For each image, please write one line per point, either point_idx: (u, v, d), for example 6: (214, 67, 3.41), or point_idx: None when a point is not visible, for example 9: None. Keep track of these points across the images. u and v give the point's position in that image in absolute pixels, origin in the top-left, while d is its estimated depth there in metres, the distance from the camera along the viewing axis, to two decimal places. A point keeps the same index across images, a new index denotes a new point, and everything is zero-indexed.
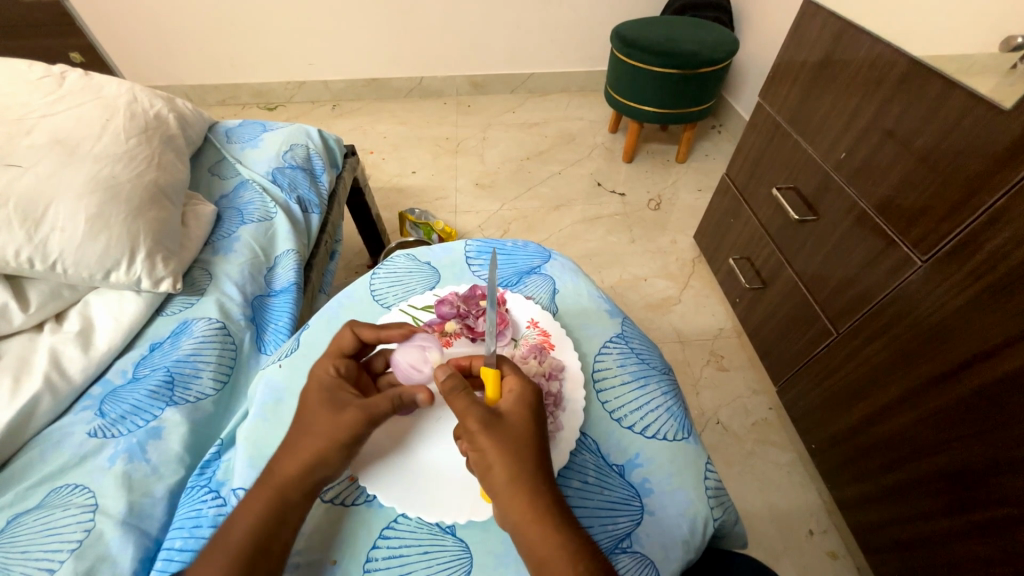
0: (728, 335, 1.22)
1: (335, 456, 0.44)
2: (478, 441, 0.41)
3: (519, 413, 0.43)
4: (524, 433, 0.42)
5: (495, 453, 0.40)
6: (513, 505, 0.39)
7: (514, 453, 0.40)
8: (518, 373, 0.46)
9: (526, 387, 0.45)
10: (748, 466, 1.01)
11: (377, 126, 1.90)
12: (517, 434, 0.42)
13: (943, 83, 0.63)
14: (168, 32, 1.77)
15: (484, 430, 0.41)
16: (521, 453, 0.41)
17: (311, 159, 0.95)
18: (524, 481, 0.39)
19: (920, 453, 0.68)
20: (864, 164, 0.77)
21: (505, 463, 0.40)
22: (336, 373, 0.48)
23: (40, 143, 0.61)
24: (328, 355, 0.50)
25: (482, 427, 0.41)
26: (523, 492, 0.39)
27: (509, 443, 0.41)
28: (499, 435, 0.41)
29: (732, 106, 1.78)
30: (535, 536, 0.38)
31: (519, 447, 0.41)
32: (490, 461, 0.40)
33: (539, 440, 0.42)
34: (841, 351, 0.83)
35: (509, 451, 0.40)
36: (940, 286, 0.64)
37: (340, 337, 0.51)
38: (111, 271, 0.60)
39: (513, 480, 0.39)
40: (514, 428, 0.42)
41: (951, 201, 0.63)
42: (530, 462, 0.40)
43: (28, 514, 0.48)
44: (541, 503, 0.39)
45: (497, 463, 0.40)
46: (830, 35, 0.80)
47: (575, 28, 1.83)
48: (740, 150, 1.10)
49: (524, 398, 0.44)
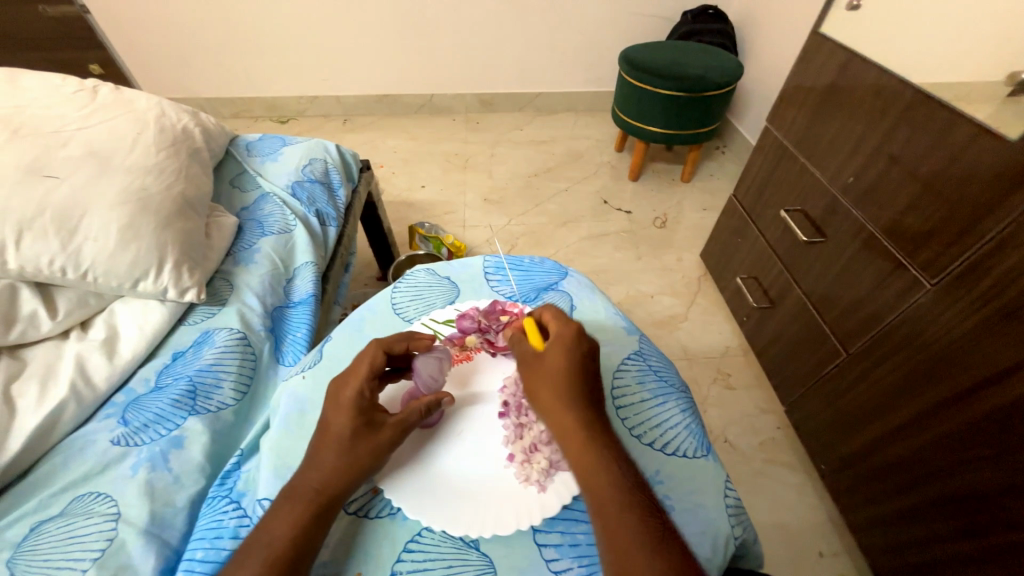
0: (735, 353, 1.23)
1: (348, 457, 0.44)
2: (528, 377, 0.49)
3: (556, 350, 0.48)
4: (574, 373, 0.47)
5: (546, 391, 0.47)
6: (556, 425, 0.46)
7: (555, 382, 0.47)
8: (562, 318, 0.51)
9: (563, 331, 0.50)
10: (756, 485, 1.01)
11: (387, 141, 1.94)
12: (566, 374, 0.47)
13: (948, 113, 0.66)
14: (185, 47, 1.82)
15: (533, 372, 0.49)
16: (559, 384, 0.47)
17: (329, 173, 0.97)
18: (571, 414, 0.45)
19: (934, 475, 0.69)
20: (870, 189, 0.79)
21: (555, 398, 0.46)
22: (369, 396, 0.48)
23: (75, 154, 0.63)
24: (359, 380, 0.48)
25: (531, 370, 0.49)
26: (571, 424, 0.45)
27: (548, 376, 0.47)
28: (548, 375, 0.47)
29: (735, 128, 1.82)
30: (574, 452, 0.44)
31: (568, 386, 0.46)
32: (535, 391, 0.48)
33: (577, 373, 0.47)
34: (852, 372, 0.83)
35: (549, 384, 0.47)
36: (949, 309, 0.66)
37: (370, 358, 0.49)
38: (139, 281, 0.61)
39: (555, 406, 0.46)
40: (564, 367, 0.47)
41: (958, 227, 0.65)
42: (568, 392, 0.46)
43: (50, 522, 0.48)
44: (576, 421, 0.45)
45: (549, 398, 0.47)
46: (836, 64, 0.83)
47: (583, 50, 1.88)
48: (747, 173, 1.13)
49: (569, 342, 0.49)
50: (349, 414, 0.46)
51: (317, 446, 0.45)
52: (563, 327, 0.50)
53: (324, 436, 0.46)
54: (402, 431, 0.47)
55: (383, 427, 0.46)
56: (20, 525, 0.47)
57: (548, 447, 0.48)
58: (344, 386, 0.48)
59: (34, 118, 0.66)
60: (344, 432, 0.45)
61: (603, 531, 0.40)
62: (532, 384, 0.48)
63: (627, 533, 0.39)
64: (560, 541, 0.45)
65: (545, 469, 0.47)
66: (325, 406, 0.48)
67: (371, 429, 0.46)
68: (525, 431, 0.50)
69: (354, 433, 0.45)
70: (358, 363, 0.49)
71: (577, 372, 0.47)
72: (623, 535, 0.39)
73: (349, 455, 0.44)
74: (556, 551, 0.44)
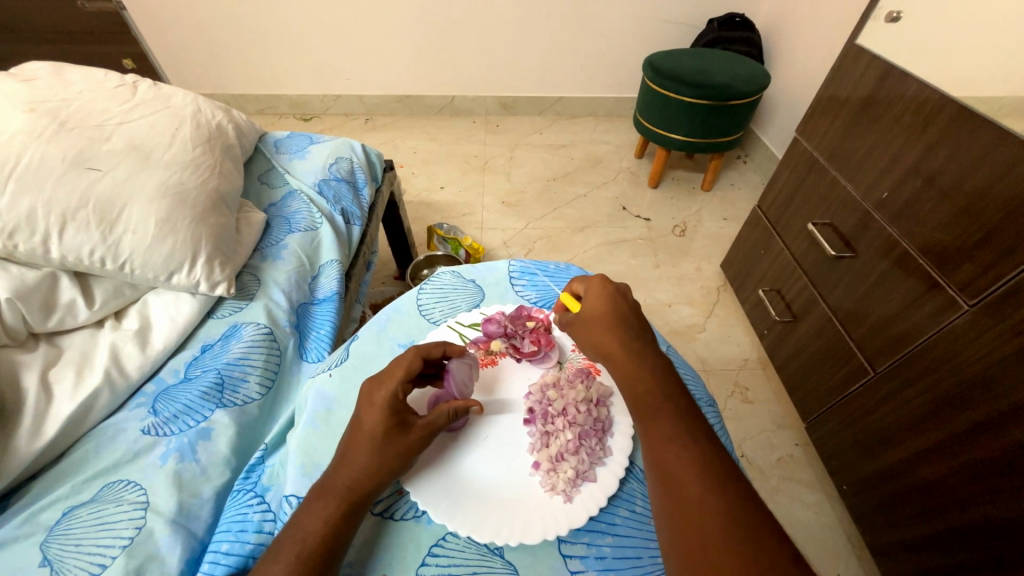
0: (753, 366, 1.21)
1: (378, 457, 0.45)
2: (574, 325, 0.55)
3: (597, 297, 0.55)
4: (627, 330, 0.52)
5: (609, 347, 0.51)
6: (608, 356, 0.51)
7: (600, 322, 0.53)
8: (588, 278, 0.58)
9: (592, 283, 0.56)
10: (773, 502, 0.99)
11: (408, 141, 1.95)
12: (618, 329, 0.52)
13: (993, 130, 0.64)
14: (215, 43, 1.85)
15: (587, 330, 0.53)
16: (604, 322, 0.53)
17: (355, 172, 0.98)
18: (632, 367, 0.49)
19: (964, 503, 0.67)
20: (907, 206, 0.77)
21: (615, 353, 0.50)
22: (401, 398, 0.48)
23: (118, 148, 0.64)
24: (394, 383, 0.48)
25: (585, 330, 0.53)
26: (633, 376, 0.49)
27: (594, 318, 0.53)
28: (604, 331, 0.52)
29: (758, 138, 1.80)
30: (624, 374, 0.49)
31: (625, 339, 0.51)
32: (585, 333, 0.53)
33: (617, 312, 0.53)
34: (878, 392, 0.81)
35: (596, 325, 0.53)
36: (987, 332, 0.64)
37: (407, 362, 0.49)
38: (174, 273, 0.62)
39: (604, 341, 0.52)
40: (617, 326, 0.52)
41: (1001, 248, 0.63)
42: (613, 329, 0.52)
43: (82, 507, 0.49)
44: (622, 349, 0.50)
45: (611, 353, 0.51)
46: (874, 76, 0.81)
47: (606, 55, 1.87)
48: (773, 184, 1.11)
49: (613, 301, 0.54)
50: (382, 414, 0.46)
51: (348, 444, 0.46)
52: (589, 283, 0.56)
53: (357, 435, 0.46)
54: (431, 433, 0.47)
55: (412, 429, 0.47)
56: (53, 509, 0.48)
57: (574, 457, 0.48)
58: (377, 388, 0.48)
59: (79, 111, 0.67)
60: (377, 431, 0.45)
61: (663, 471, 0.42)
62: (589, 343, 0.53)
63: (689, 473, 0.41)
64: (585, 552, 0.45)
65: (571, 479, 0.47)
66: (358, 406, 0.48)
67: (402, 431, 0.46)
68: (552, 439, 0.49)
69: (384, 434, 0.45)
70: (393, 365, 0.49)
71: (616, 310, 0.53)
72: (682, 469, 0.42)
73: (379, 456, 0.45)
74: (581, 562, 0.44)
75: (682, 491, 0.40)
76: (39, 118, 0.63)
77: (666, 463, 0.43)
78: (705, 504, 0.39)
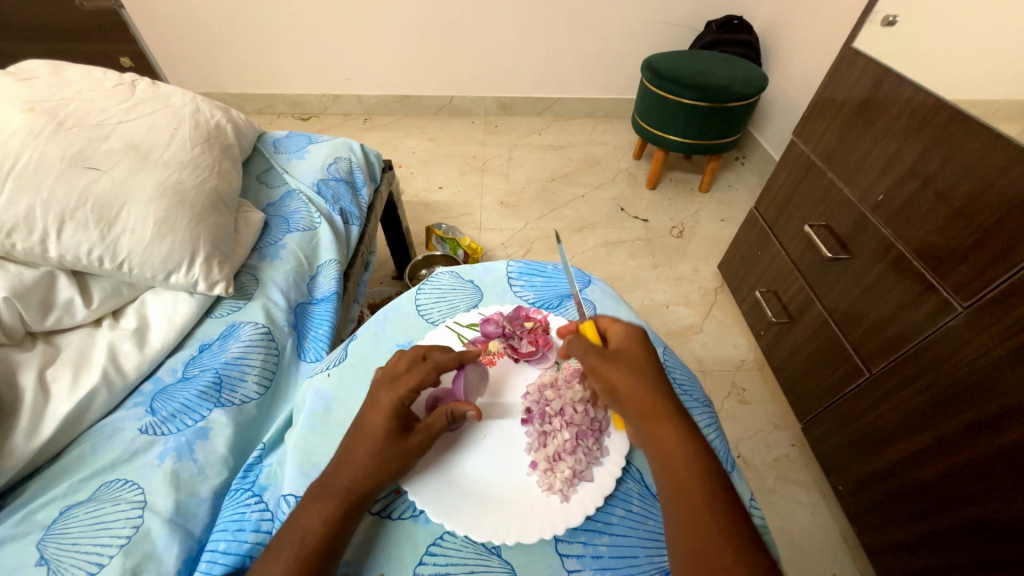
0: (750, 367, 1.22)
1: (378, 459, 0.45)
2: (601, 370, 0.49)
3: (626, 344, 0.52)
4: (656, 377, 0.49)
5: (651, 413, 0.46)
6: (631, 396, 0.48)
7: (627, 362, 0.50)
8: (617, 321, 0.55)
9: (625, 328, 0.54)
10: (769, 502, 0.99)
11: (406, 141, 1.95)
12: (648, 374, 0.49)
13: (987, 134, 0.64)
14: (213, 43, 1.85)
15: (613, 373, 0.49)
16: (632, 363, 0.49)
17: (353, 172, 0.98)
18: (652, 408, 0.47)
19: (957, 503, 0.67)
20: (902, 209, 0.78)
21: (644, 396, 0.47)
22: (406, 403, 0.48)
23: (117, 147, 0.64)
24: (400, 389, 0.48)
25: (625, 371, 0.49)
26: (658, 421, 0.46)
27: (623, 362, 0.49)
28: (632, 374, 0.49)
29: (756, 139, 1.81)
30: (642, 414, 0.47)
31: (648, 382, 0.48)
32: (610, 375, 0.49)
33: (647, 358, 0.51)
34: (873, 393, 0.82)
35: (624, 366, 0.49)
36: (982, 334, 0.64)
37: (422, 373, 0.49)
38: (172, 273, 0.62)
39: (630, 378, 0.48)
40: (646, 371, 0.49)
41: (994, 251, 0.63)
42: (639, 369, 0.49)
43: (79, 506, 0.49)
44: (646, 390, 0.48)
45: (634, 403, 0.47)
46: (870, 80, 0.82)
47: (604, 56, 1.87)
48: (770, 185, 1.12)
49: (642, 347, 0.52)
50: (386, 415, 0.46)
51: (350, 445, 0.46)
52: (619, 328, 0.54)
53: (359, 434, 0.46)
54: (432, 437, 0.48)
55: (414, 433, 0.47)
56: (50, 508, 0.48)
57: (571, 456, 0.48)
58: (384, 391, 0.48)
59: (77, 110, 0.67)
60: (379, 434, 0.46)
61: (693, 537, 0.39)
62: (614, 383, 0.48)
63: (714, 524, 0.39)
64: (582, 551, 0.45)
65: (568, 479, 0.48)
66: (364, 406, 0.48)
67: (404, 436, 0.46)
68: (549, 439, 0.50)
69: (383, 440, 0.45)
70: (403, 371, 0.50)
71: (643, 354, 0.51)
72: (700, 511, 0.40)
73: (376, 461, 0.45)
74: (578, 561, 0.44)
75: (707, 541, 0.39)
76: (37, 117, 0.62)
77: (708, 558, 0.38)
78: (733, 558, 0.37)
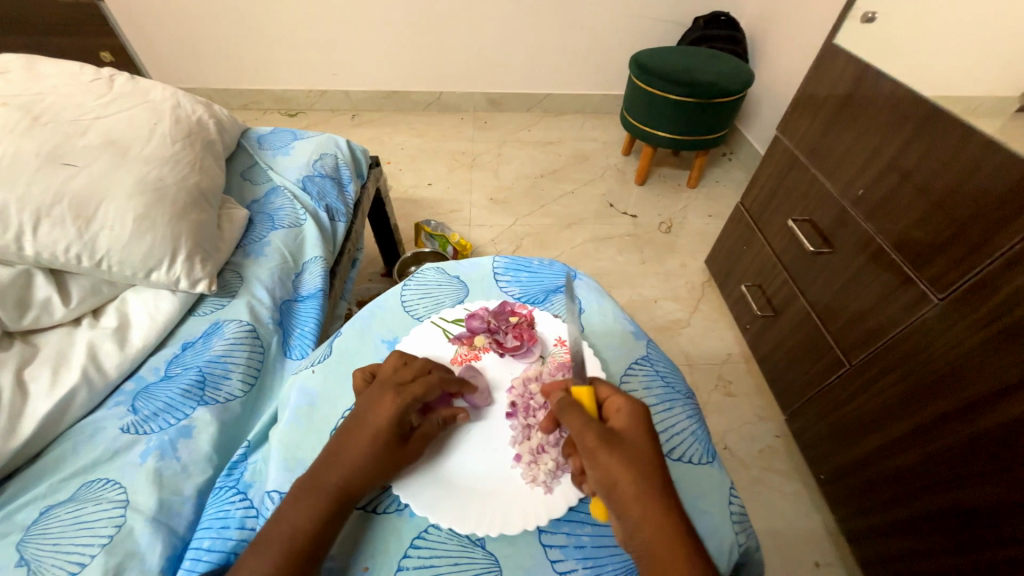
0: (736, 360, 1.23)
1: (375, 458, 0.45)
2: (598, 458, 0.43)
3: (630, 426, 0.45)
4: (660, 472, 0.43)
5: (653, 521, 0.40)
6: (629, 493, 0.41)
7: (629, 451, 0.43)
8: (619, 391, 0.48)
9: (630, 402, 0.47)
10: (753, 492, 1.01)
11: (394, 137, 1.94)
12: (651, 467, 0.43)
13: (963, 129, 0.66)
14: (196, 37, 1.82)
15: (612, 463, 0.42)
16: (634, 452, 0.43)
17: (339, 168, 0.98)
18: (651, 511, 0.41)
19: (931, 490, 0.69)
20: (881, 202, 0.79)
21: (645, 495, 0.41)
22: (410, 408, 0.48)
23: (94, 143, 0.63)
24: (406, 396, 0.47)
25: (629, 464, 0.42)
26: (655, 528, 0.40)
27: (625, 451, 0.43)
28: (634, 468, 0.42)
29: (743, 135, 1.82)
30: (640, 516, 0.41)
31: (650, 478, 0.42)
32: (608, 466, 0.42)
33: (651, 446, 0.44)
34: (853, 383, 0.84)
35: (625, 457, 0.42)
36: (956, 325, 0.66)
37: (429, 383, 0.49)
38: (153, 271, 0.62)
39: (630, 472, 0.42)
40: (648, 465, 0.43)
41: (969, 243, 0.65)
42: (641, 460, 0.43)
43: (59, 506, 0.48)
44: (647, 488, 0.41)
45: (631, 502, 0.41)
46: (851, 76, 0.83)
47: (593, 52, 1.88)
48: (755, 181, 1.13)
49: (646, 431, 0.45)
50: (389, 418, 0.46)
51: (344, 442, 0.46)
52: (622, 403, 0.47)
53: (355, 430, 0.46)
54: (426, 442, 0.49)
55: (411, 440, 0.48)
56: (29, 509, 0.48)
57: (554, 448, 0.50)
58: (389, 396, 0.47)
59: (53, 105, 0.66)
60: (381, 435, 0.46)
61: None
62: (612, 475, 0.42)
63: None
64: (565, 542, 0.45)
65: (552, 470, 0.48)
66: (364, 403, 0.48)
67: (402, 443, 0.47)
68: (532, 432, 0.50)
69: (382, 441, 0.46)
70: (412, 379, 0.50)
71: (648, 440, 0.45)
72: None
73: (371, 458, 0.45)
74: (561, 551, 0.45)
75: None
76: (11, 113, 0.61)
77: None
78: None
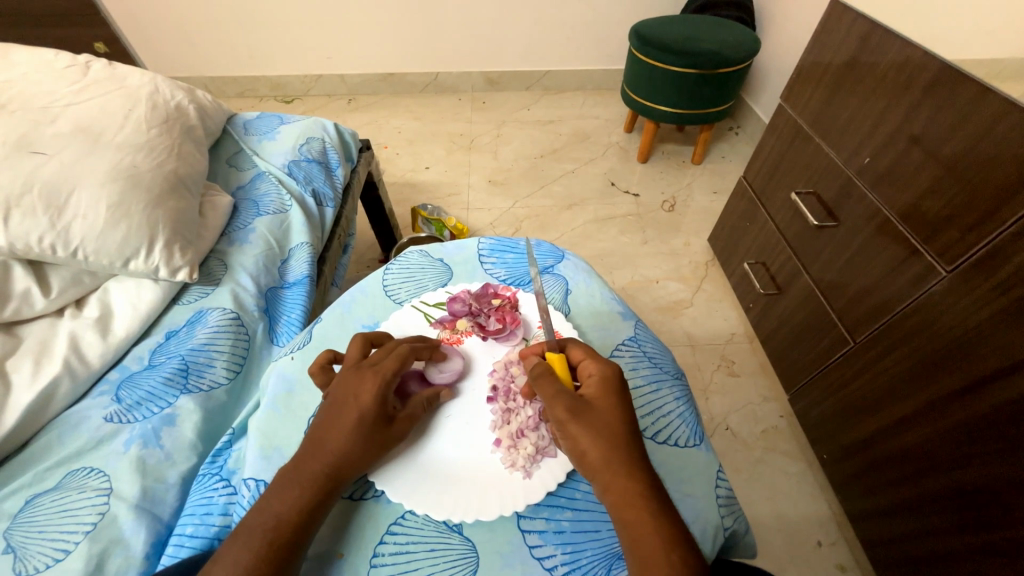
0: (740, 340, 1.21)
1: (353, 450, 0.44)
2: (567, 427, 0.43)
3: (600, 391, 0.44)
4: (630, 438, 0.42)
5: (620, 486, 0.40)
6: (598, 461, 0.41)
7: (598, 419, 0.42)
8: (592, 356, 0.47)
9: (603, 368, 0.46)
10: (756, 473, 1.00)
11: (392, 121, 1.90)
12: (621, 432, 0.42)
13: (976, 88, 0.61)
14: (186, 25, 1.79)
15: (581, 432, 0.42)
16: (602, 418, 0.42)
17: (327, 152, 0.95)
18: (622, 477, 0.40)
19: (937, 469, 0.67)
20: (888, 170, 0.75)
21: (612, 460, 0.41)
22: (390, 387, 0.47)
23: (64, 131, 0.62)
24: (386, 374, 0.46)
25: (596, 431, 0.42)
26: (626, 492, 0.39)
27: (593, 418, 0.42)
28: (604, 435, 0.41)
29: (751, 107, 1.75)
30: (610, 482, 0.40)
31: (620, 444, 0.41)
32: (577, 434, 0.42)
33: (623, 411, 0.43)
34: (858, 361, 0.81)
35: (593, 424, 0.42)
36: (965, 298, 0.62)
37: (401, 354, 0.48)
38: (130, 259, 0.61)
39: (598, 439, 0.41)
40: (618, 432, 0.42)
41: (980, 211, 0.61)
42: (610, 426, 0.42)
43: (45, 495, 0.48)
44: (617, 454, 0.41)
45: (602, 469, 0.41)
46: (858, 36, 0.78)
47: (592, 25, 1.80)
48: (759, 153, 1.08)
49: (618, 397, 0.44)
50: (373, 401, 0.45)
51: (325, 428, 0.45)
52: (594, 370, 0.46)
53: (331, 419, 0.45)
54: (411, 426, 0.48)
55: (394, 423, 0.47)
56: (15, 497, 0.48)
57: (534, 432, 0.48)
58: (368, 377, 0.46)
59: (24, 96, 0.65)
60: (366, 419, 0.45)
61: None
62: (581, 443, 0.42)
63: None
64: (543, 527, 0.44)
65: (531, 455, 0.47)
66: (342, 389, 0.46)
67: (386, 425, 0.46)
68: (512, 416, 0.49)
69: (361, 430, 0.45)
70: (385, 357, 0.48)
71: (619, 406, 0.44)
72: None
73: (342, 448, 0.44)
74: (539, 537, 0.44)
75: None
76: None
77: None
78: None
